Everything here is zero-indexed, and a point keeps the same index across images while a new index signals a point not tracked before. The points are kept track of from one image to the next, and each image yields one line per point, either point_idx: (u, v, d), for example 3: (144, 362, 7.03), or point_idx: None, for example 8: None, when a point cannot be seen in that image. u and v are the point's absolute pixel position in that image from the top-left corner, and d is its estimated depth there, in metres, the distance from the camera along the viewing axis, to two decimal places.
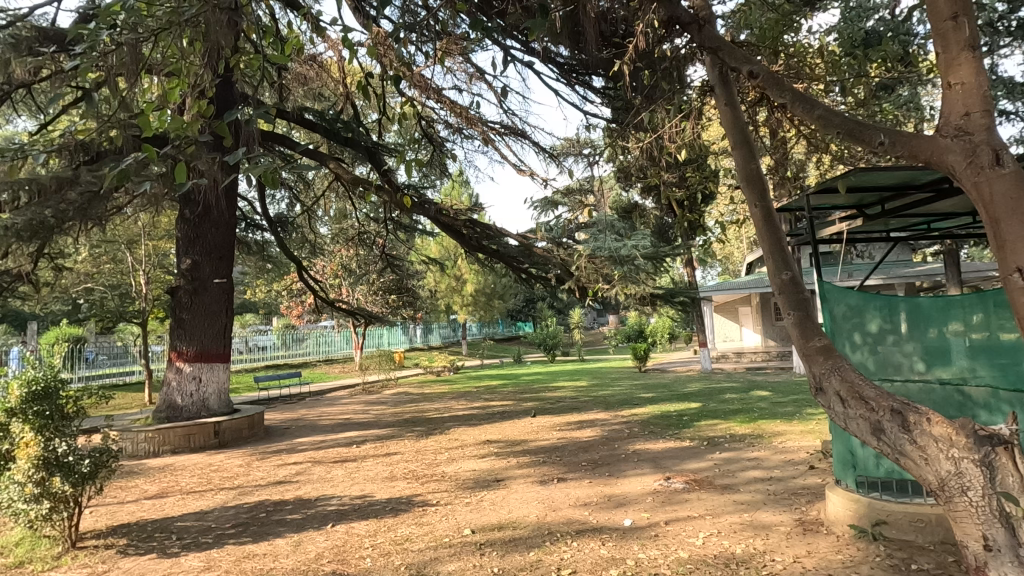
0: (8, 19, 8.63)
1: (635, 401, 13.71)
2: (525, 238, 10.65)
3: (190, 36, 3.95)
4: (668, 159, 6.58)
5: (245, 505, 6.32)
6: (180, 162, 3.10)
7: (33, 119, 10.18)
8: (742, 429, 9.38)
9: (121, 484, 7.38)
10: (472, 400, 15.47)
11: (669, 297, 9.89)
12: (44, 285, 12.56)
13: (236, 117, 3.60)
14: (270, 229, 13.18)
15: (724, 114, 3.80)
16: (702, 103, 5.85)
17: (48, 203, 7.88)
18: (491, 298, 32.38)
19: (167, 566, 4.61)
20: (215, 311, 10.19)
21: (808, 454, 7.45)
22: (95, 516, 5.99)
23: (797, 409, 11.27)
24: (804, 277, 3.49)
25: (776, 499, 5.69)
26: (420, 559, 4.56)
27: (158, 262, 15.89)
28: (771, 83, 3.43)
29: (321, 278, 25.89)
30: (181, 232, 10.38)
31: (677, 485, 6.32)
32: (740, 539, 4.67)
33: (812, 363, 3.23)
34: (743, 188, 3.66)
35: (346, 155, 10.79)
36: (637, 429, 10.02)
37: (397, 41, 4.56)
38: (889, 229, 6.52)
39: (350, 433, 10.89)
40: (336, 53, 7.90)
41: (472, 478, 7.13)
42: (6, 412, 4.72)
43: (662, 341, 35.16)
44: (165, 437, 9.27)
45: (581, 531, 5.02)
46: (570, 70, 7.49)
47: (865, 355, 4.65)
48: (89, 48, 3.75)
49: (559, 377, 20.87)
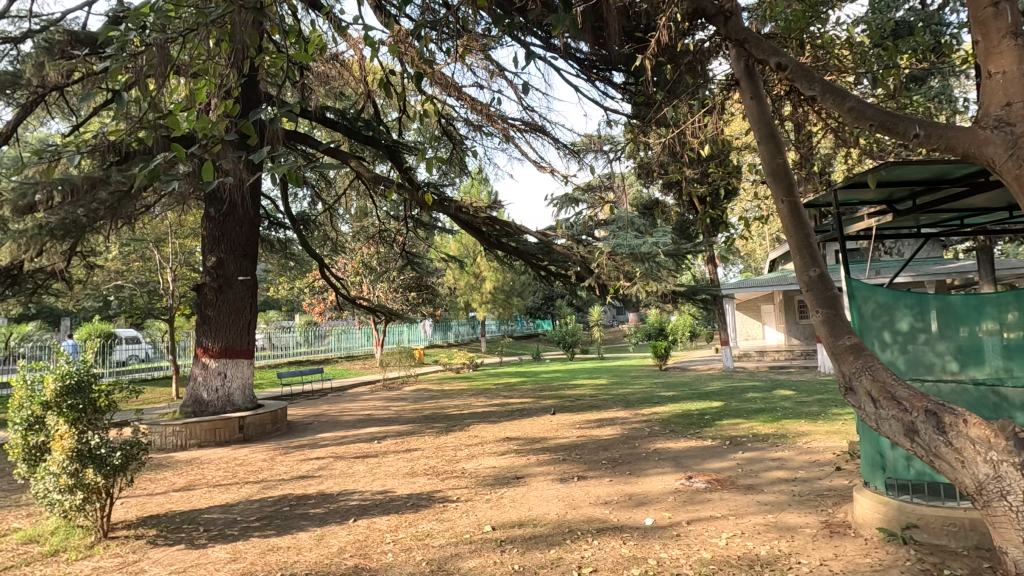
0: (42, 24, 8.95)
1: (656, 400, 13.59)
2: (544, 235, 10.57)
3: (217, 36, 4.00)
4: (690, 154, 6.49)
5: (269, 499, 6.42)
6: (207, 160, 3.11)
7: (67, 121, 10.49)
8: (765, 429, 9.22)
9: (150, 476, 7.57)
10: (491, 397, 15.50)
11: (690, 295, 9.77)
12: (76, 282, 12.96)
13: (262, 117, 3.64)
14: (293, 227, 13.37)
15: (748, 107, 3.69)
16: (725, 97, 5.75)
17: (80, 202, 8.11)
18: (510, 296, 32.39)
19: (194, 557, 4.71)
20: (240, 307, 10.38)
21: (835, 455, 7.28)
22: (126, 507, 6.15)
23: (823, 409, 11.04)
24: (832, 274, 3.36)
25: (801, 500, 5.58)
26: (441, 554, 4.58)
27: (185, 261, 16.26)
28: (801, 75, 3.34)
29: (343, 276, 26.24)
30: (206, 231, 10.56)
31: (699, 485, 6.24)
32: (764, 541, 4.59)
33: (841, 362, 3.09)
34: (769, 182, 3.53)
35: (366, 154, 10.87)
36: (657, 428, 9.90)
37: (419, 39, 4.56)
38: (923, 224, 6.31)
39: (371, 430, 10.96)
40: (357, 52, 7.94)
41: (492, 475, 7.14)
42: (42, 404, 4.87)
43: (682, 340, 34.76)
44: (192, 431, 9.49)
45: (601, 530, 4.99)
46: (590, 65, 7.39)
47: (895, 353, 4.52)
48: (119, 50, 3.81)
49: (578, 376, 20.82)
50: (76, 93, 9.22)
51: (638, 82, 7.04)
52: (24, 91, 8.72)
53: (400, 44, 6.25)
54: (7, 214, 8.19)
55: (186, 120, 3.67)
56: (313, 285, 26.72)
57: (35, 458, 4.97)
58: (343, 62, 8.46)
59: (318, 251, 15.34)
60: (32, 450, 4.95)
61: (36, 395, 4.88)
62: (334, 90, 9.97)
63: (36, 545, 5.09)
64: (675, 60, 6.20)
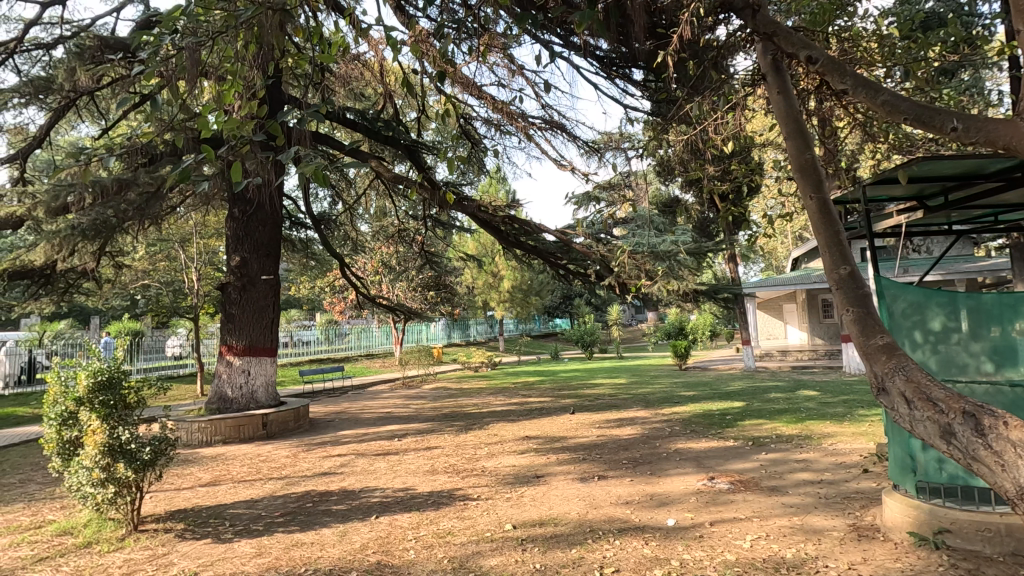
0: (73, 30, 9.20)
1: (676, 399, 13.44)
2: (563, 233, 10.52)
3: (245, 38, 4.04)
4: (712, 151, 6.42)
5: (292, 495, 6.52)
6: (236, 161, 3.13)
7: (97, 124, 10.75)
8: (789, 430, 9.09)
9: (177, 471, 7.74)
10: (510, 396, 15.52)
11: (712, 294, 9.68)
12: (106, 281, 13.27)
13: (290, 118, 3.70)
14: (314, 227, 13.53)
15: (775, 103, 3.58)
16: (749, 94, 5.65)
17: (110, 203, 8.29)
18: (528, 294, 32.36)
19: (221, 551, 4.79)
20: (263, 306, 10.54)
21: (861, 457, 7.14)
22: (155, 501, 6.30)
23: (847, 410, 10.84)
24: (865, 273, 3.15)
25: (827, 503, 5.49)
26: (463, 552, 4.59)
27: (209, 260, 16.58)
28: (831, 68, 3.27)
29: (363, 275, 26.55)
30: (230, 231, 10.75)
31: (721, 486, 6.17)
32: (790, 543, 4.52)
33: (873, 362, 2.80)
34: (797, 179, 3.43)
35: (386, 153, 10.93)
36: (679, 428, 9.79)
37: (441, 39, 4.58)
38: (954, 222, 6.14)
39: (391, 428, 11.05)
40: (378, 52, 7.99)
41: (512, 474, 7.16)
42: (75, 400, 4.99)
43: (702, 339, 34.42)
44: (217, 427, 9.66)
45: (623, 530, 4.96)
46: (610, 63, 7.34)
47: (927, 354, 4.41)
48: (153, 54, 3.89)
49: (596, 375, 20.77)
50: (105, 97, 9.46)
51: (659, 78, 6.98)
52: (57, 95, 8.93)
53: (421, 44, 6.27)
54: (42, 215, 8.41)
55: (215, 121, 3.71)
56: (334, 284, 27.04)
57: (69, 452, 5.09)
58: (364, 62, 8.50)
59: (339, 251, 15.53)
60: (66, 444, 5.08)
61: (69, 391, 5.00)
62: (355, 91, 10.03)
63: (70, 537, 5.23)
64: (697, 57, 6.13)
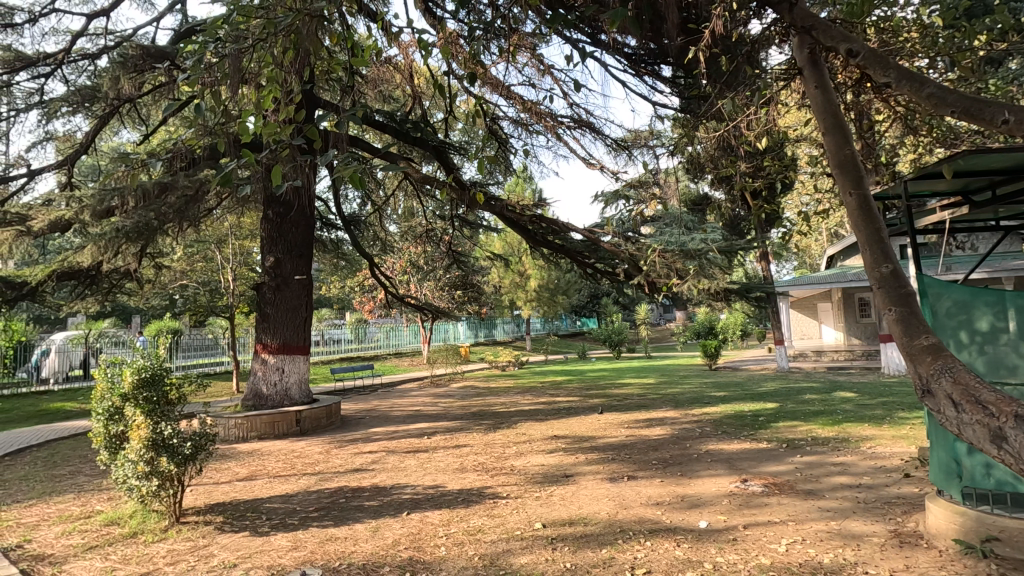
0: (116, 41, 9.60)
1: (706, 400, 13.25)
2: (591, 231, 10.43)
3: (283, 44, 4.13)
4: (745, 147, 6.30)
5: (326, 490, 6.67)
6: (276, 165, 3.20)
7: (139, 130, 11.16)
8: (825, 432, 8.86)
9: (216, 465, 8.00)
10: (538, 395, 15.48)
11: (744, 293, 9.52)
12: (147, 281, 13.76)
13: (327, 122, 3.79)
14: (345, 228, 13.76)
15: (812, 97, 3.49)
16: (784, 89, 5.53)
17: (152, 206, 8.60)
18: (555, 294, 32.24)
19: (259, 544, 4.93)
20: (297, 305, 10.78)
21: (902, 461, 6.90)
22: (195, 494, 6.53)
23: (887, 412, 10.48)
24: (908, 270, 3.02)
25: (867, 508, 5.33)
26: (494, 550, 4.62)
27: (243, 261, 17.04)
28: (873, 61, 3.20)
29: (392, 275, 26.94)
30: (264, 232, 10.99)
31: (755, 488, 6.06)
32: (827, 548, 4.41)
33: (918, 363, 2.70)
34: (836, 175, 3.34)
35: (414, 154, 11.06)
36: (710, 429, 9.66)
37: (470, 43, 4.65)
38: (1001, 218, 5.90)
39: (421, 425, 11.18)
40: (407, 55, 8.07)
41: (541, 473, 7.17)
42: (121, 396, 5.20)
43: (733, 338, 33.78)
44: (253, 423, 9.91)
45: (654, 531, 4.93)
46: (639, 60, 7.26)
47: (973, 355, 4.27)
48: (195, 62, 4.03)
49: (624, 375, 20.58)
50: (147, 104, 9.85)
51: (689, 74, 6.87)
52: (102, 104, 9.31)
53: (450, 45, 6.33)
54: (88, 219, 8.77)
55: (255, 126, 3.79)
56: (364, 284, 27.49)
57: (116, 446, 5.32)
58: (395, 65, 8.61)
59: (368, 251, 15.77)
60: (113, 438, 5.30)
61: (115, 387, 5.22)
62: (386, 93, 10.14)
63: (117, 527, 5.46)
64: (730, 51, 6.02)
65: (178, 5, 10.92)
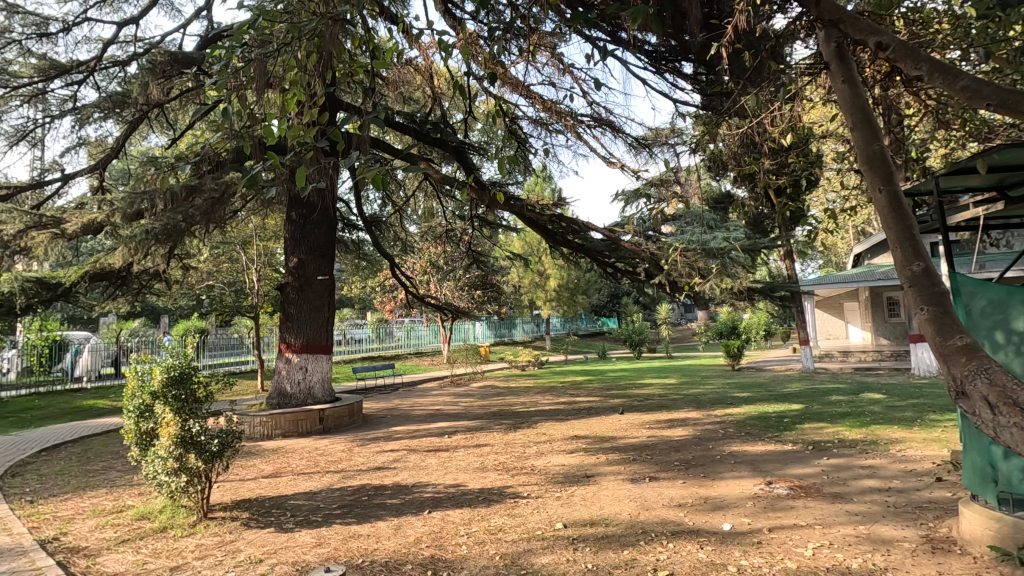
0: (144, 47, 9.85)
1: (729, 401, 13.06)
2: (611, 230, 10.34)
3: (307, 48, 4.18)
4: (769, 144, 6.19)
5: (349, 488, 6.75)
6: (301, 167, 3.25)
7: (167, 135, 11.43)
8: (852, 434, 8.67)
9: (242, 462, 8.16)
10: (558, 395, 15.45)
11: (767, 292, 9.37)
12: (175, 282, 14.09)
13: (349, 124, 3.83)
14: (366, 229, 13.92)
15: (840, 91, 3.41)
16: (809, 84, 5.42)
17: (180, 208, 8.80)
18: (575, 293, 32.10)
19: (284, 540, 5.01)
20: (319, 305, 10.94)
21: (934, 465, 6.72)
22: (222, 491, 6.67)
23: (917, 414, 10.21)
24: (941, 268, 2.94)
25: (897, 512, 5.20)
26: (515, 549, 4.62)
27: (267, 261, 17.34)
28: (903, 53, 3.13)
29: (413, 275, 27.13)
30: (287, 233, 11.17)
31: (780, 491, 5.95)
32: (856, 553, 4.32)
33: (950, 364, 2.64)
34: (864, 171, 3.25)
35: (435, 155, 11.12)
36: (733, 430, 9.53)
37: (491, 44, 4.66)
38: None
39: (442, 424, 11.26)
40: (427, 56, 8.12)
41: (562, 473, 7.15)
42: (151, 394, 5.34)
43: (756, 338, 33.25)
44: (277, 421, 10.08)
45: (677, 532, 4.88)
46: (659, 57, 7.19)
47: (1010, 356, 4.11)
48: (222, 67, 4.11)
49: (645, 375, 20.41)
50: (175, 108, 10.08)
51: (711, 71, 6.78)
52: (132, 109, 9.57)
53: (470, 45, 6.34)
54: (119, 221, 9.00)
55: (280, 129, 3.85)
56: (384, 284, 27.75)
57: (146, 443, 5.46)
58: (415, 66, 8.66)
59: (389, 251, 15.92)
60: (143, 435, 5.44)
61: (146, 385, 5.36)
62: (406, 95, 10.22)
63: (148, 522, 5.61)
64: (754, 47, 5.92)
65: (204, 12, 11.16)
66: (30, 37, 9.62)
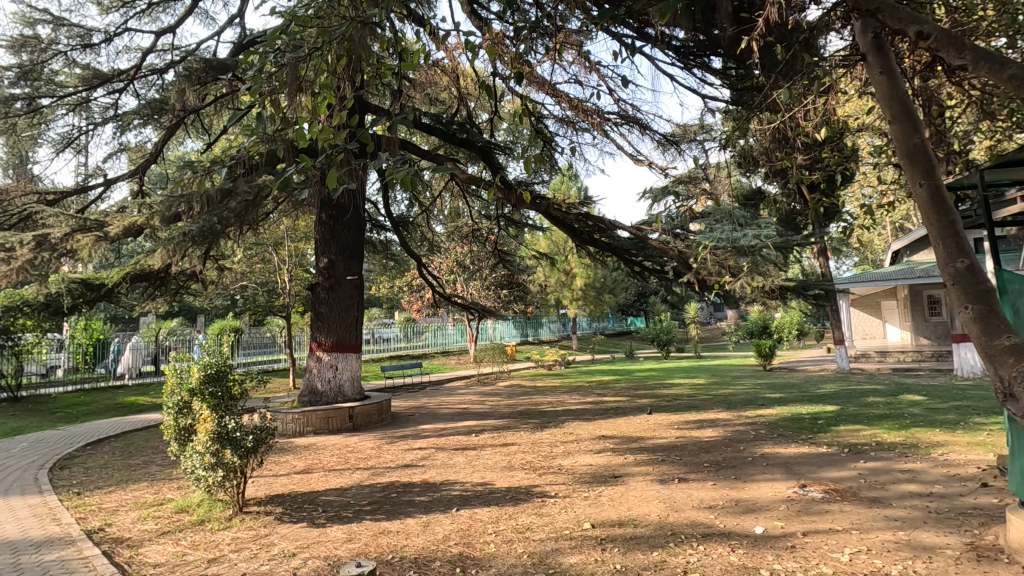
0: (181, 55, 10.17)
1: (760, 402, 12.78)
2: (639, 229, 10.20)
3: (337, 52, 4.27)
4: (802, 139, 6.04)
5: (378, 485, 6.85)
6: (332, 170, 3.33)
7: (202, 139, 11.79)
8: (891, 437, 8.41)
9: (275, 459, 8.36)
10: (585, 395, 15.37)
11: (800, 291, 9.14)
12: (211, 282, 14.51)
13: (378, 127, 3.89)
14: (393, 230, 14.08)
15: (878, 83, 3.31)
16: (844, 76, 5.26)
17: (215, 211, 9.06)
18: (601, 292, 31.87)
19: (316, 535, 5.12)
20: (349, 304, 11.11)
21: (978, 470, 6.46)
22: (256, 486, 6.85)
23: (961, 417, 9.81)
24: (984, 263, 2.95)
25: (939, 518, 5.01)
26: (542, 549, 4.62)
27: (298, 262, 17.70)
28: (946, 43, 3.03)
29: (439, 275, 27.32)
30: (317, 234, 11.38)
31: (815, 495, 5.80)
32: (895, 560, 4.18)
33: (999, 365, 2.79)
34: (904, 164, 3.16)
35: (461, 155, 11.18)
36: (765, 431, 9.33)
37: (516, 43, 4.67)
38: None
39: (469, 423, 11.31)
40: (453, 57, 8.17)
41: (589, 473, 7.11)
42: (190, 391, 5.52)
43: (789, 337, 32.44)
44: (309, 418, 10.30)
45: (707, 535, 4.80)
46: (687, 52, 7.09)
47: None
48: (256, 73, 4.22)
49: (674, 375, 20.14)
50: (209, 113, 10.37)
51: (741, 65, 6.65)
52: (169, 115, 9.90)
53: (496, 45, 6.36)
54: (158, 224, 9.32)
55: (312, 133, 3.93)
56: (412, 284, 28.04)
57: (184, 438, 5.64)
58: (442, 67, 8.73)
59: (417, 251, 16.08)
60: (182, 430, 5.62)
61: (184, 382, 5.54)
62: (432, 96, 10.30)
63: (187, 515, 5.80)
64: (786, 39, 5.78)
65: (237, 19, 11.46)
66: (74, 49, 10.05)
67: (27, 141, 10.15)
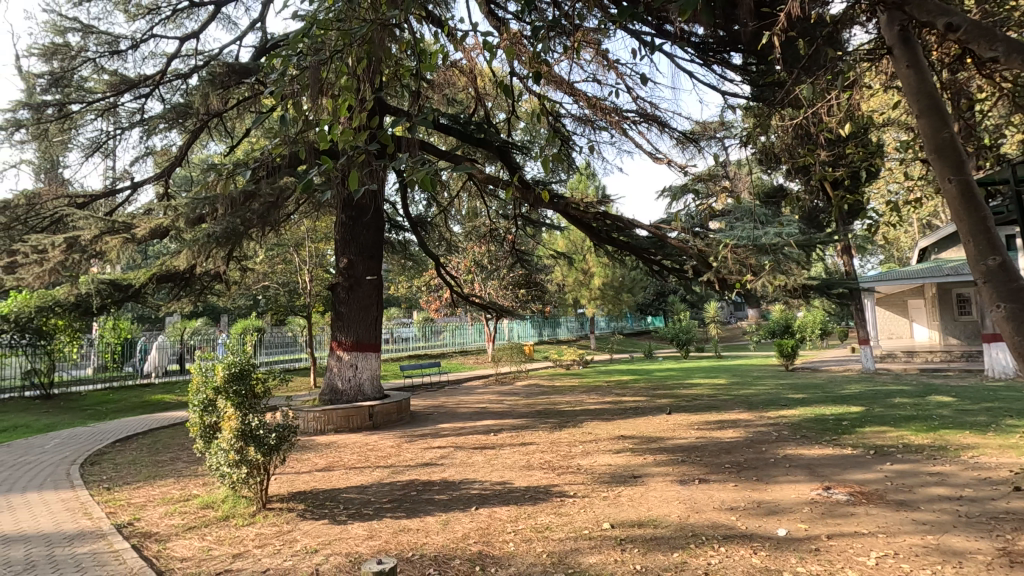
0: (204, 60, 10.38)
1: (782, 402, 12.58)
2: (657, 228, 10.11)
3: (357, 54, 4.31)
4: (825, 135, 5.93)
5: (398, 483, 6.91)
6: (352, 171, 3.38)
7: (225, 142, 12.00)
8: (918, 439, 8.21)
9: (297, 456, 8.49)
10: (603, 394, 15.30)
11: (823, 289, 8.97)
12: (234, 283, 14.79)
13: (398, 127, 3.92)
14: (412, 230, 14.17)
15: (905, 77, 3.25)
16: (869, 71, 5.16)
17: (238, 213, 9.23)
18: (619, 291, 31.67)
19: (338, 532, 5.19)
20: (368, 304, 11.21)
21: (1010, 473, 6.28)
22: (279, 483, 6.96)
23: (992, 419, 9.54)
24: (1019, 261, 2.85)
25: (970, 522, 4.88)
26: (561, 548, 4.62)
27: (319, 263, 17.92)
28: (977, 35, 2.96)
29: (457, 275, 27.42)
30: (337, 235, 11.52)
31: (839, 497, 5.69)
32: (923, 564, 4.09)
33: None
34: (932, 160, 3.10)
35: (478, 155, 11.21)
36: (788, 432, 9.20)
37: (534, 43, 4.65)
38: None
39: (487, 422, 11.35)
40: (471, 57, 8.19)
41: (608, 473, 7.07)
42: (214, 389, 5.62)
43: (812, 337, 31.87)
44: (330, 417, 10.43)
45: (728, 536, 4.75)
46: (707, 49, 7.00)
47: None
48: (279, 77, 4.28)
49: (694, 375, 19.93)
50: (232, 116, 10.55)
51: (763, 60, 6.56)
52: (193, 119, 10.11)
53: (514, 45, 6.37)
54: (183, 226, 9.52)
55: (334, 135, 3.99)
56: (430, 284, 28.17)
57: (209, 435, 5.75)
58: (460, 67, 8.76)
59: (434, 251, 16.17)
60: (207, 428, 5.73)
61: (209, 380, 5.64)
62: (450, 96, 10.35)
63: (212, 510, 5.92)
64: (809, 34, 5.68)
65: (258, 24, 11.65)
66: (103, 55, 10.32)
67: (58, 146, 10.46)
